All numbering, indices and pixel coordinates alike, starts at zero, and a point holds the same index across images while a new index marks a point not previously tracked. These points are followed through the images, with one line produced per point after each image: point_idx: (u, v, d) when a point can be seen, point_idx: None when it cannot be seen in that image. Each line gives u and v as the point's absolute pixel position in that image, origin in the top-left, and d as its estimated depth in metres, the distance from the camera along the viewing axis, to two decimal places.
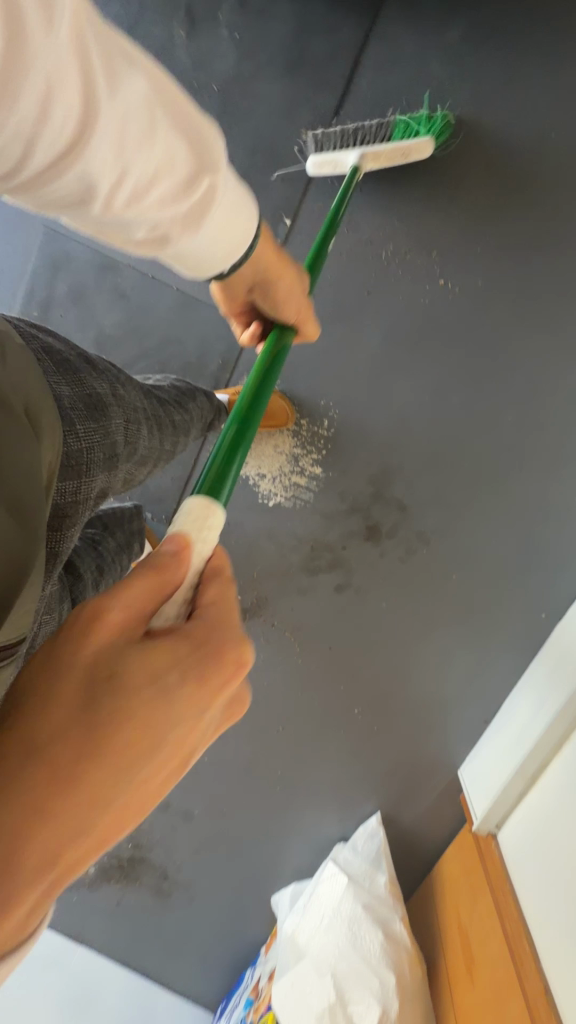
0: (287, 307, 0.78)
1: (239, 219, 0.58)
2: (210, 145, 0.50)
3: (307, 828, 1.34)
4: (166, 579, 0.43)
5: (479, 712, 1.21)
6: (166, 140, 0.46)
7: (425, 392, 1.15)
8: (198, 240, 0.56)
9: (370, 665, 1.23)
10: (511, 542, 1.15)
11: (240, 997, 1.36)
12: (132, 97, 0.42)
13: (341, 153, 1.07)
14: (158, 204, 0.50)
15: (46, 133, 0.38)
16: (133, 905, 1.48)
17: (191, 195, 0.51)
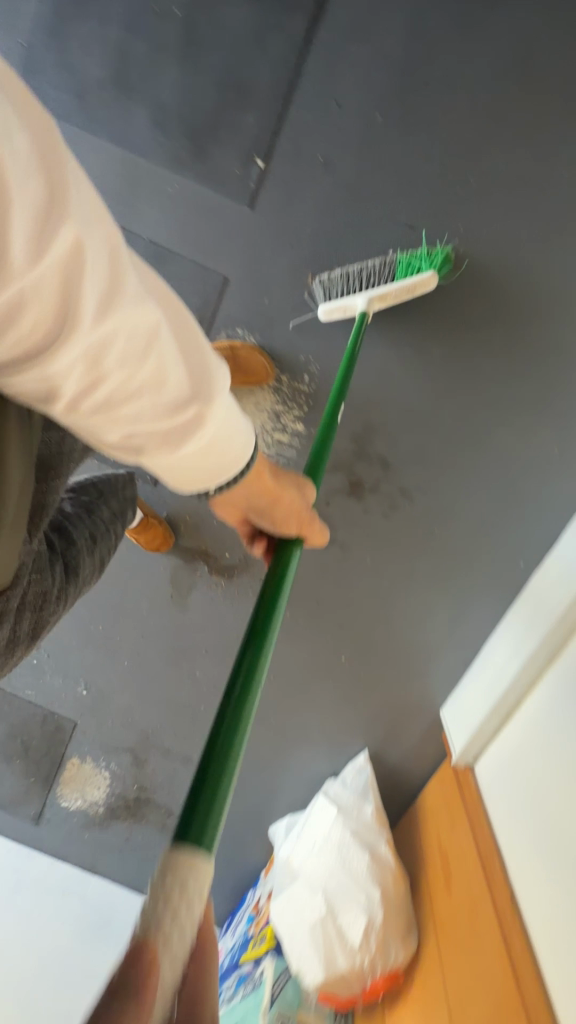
0: (287, 523, 0.71)
1: (230, 452, 0.54)
2: (207, 380, 0.48)
3: (300, 767, 1.44)
4: None
5: (459, 656, 1.27)
6: (159, 361, 0.44)
7: (407, 344, 1.14)
8: (179, 459, 0.50)
9: (356, 616, 1.28)
10: (492, 494, 1.17)
11: (242, 914, 1.50)
12: (127, 323, 0.41)
13: (349, 303, 1.07)
14: (135, 418, 0.46)
15: (12, 327, 0.37)
16: (141, 840, 1.60)
17: (175, 416, 0.47)
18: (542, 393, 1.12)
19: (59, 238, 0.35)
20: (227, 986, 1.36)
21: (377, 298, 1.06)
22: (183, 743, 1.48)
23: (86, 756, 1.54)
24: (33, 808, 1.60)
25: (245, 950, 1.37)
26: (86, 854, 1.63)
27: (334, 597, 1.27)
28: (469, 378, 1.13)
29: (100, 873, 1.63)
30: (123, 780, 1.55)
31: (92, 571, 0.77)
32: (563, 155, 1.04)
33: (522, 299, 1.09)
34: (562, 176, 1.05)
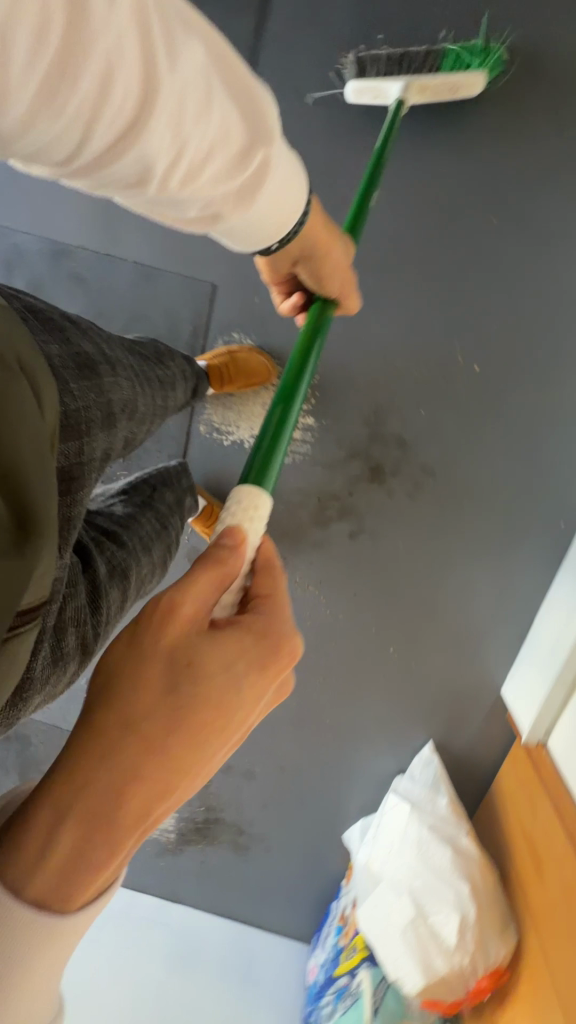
0: (331, 280, 0.78)
1: (285, 196, 0.59)
2: (262, 113, 0.51)
3: (365, 766, 1.40)
4: (222, 568, 0.50)
5: (512, 631, 1.22)
6: (224, 116, 0.48)
7: (405, 320, 1.11)
8: (251, 215, 0.58)
9: (398, 604, 1.24)
10: (521, 459, 1.13)
11: (329, 927, 1.47)
12: (191, 75, 0.44)
13: (383, 78, 1.01)
14: (213, 182, 0.51)
15: (106, 111, 0.41)
16: (216, 860, 1.61)
17: (246, 169, 0.53)
18: (555, 347, 1.08)
19: None
20: (326, 999, 1.33)
21: (415, 85, 1.00)
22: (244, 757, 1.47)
23: None
24: None
25: (338, 961, 1.34)
26: (165, 883, 1.67)
27: (372, 589, 1.24)
28: (476, 344, 1.10)
29: (180, 900, 1.67)
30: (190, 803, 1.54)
31: (142, 570, 0.79)
32: (528, 111, 1.05)
33: (517, 257, 1.07)
34: (533, 131, 1.05)
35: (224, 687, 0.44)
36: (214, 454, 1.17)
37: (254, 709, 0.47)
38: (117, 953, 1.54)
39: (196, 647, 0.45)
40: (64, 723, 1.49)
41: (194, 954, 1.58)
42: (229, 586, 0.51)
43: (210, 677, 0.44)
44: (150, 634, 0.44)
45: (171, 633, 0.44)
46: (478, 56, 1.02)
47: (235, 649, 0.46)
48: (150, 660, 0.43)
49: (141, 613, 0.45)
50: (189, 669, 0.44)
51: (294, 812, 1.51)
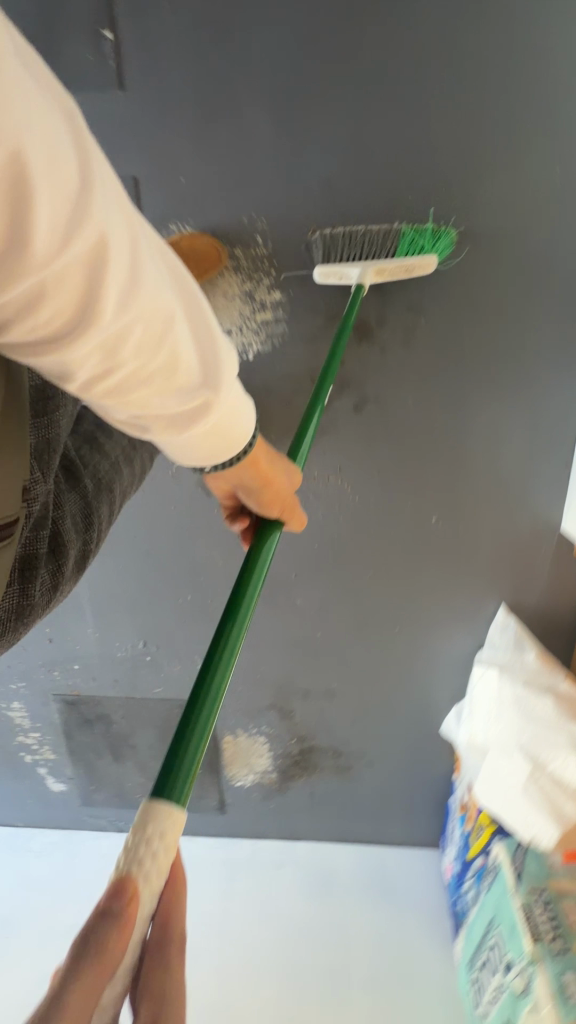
0: (273, 504, 0.76)
1: (233, 429, 0.59)
2: (216, 365, 0.53)
3: (441, 650, 1.35)
4: (105, 967, 0.35)
5: (557, 458, 1.12)
6: (171, 350, 0.49)
7: (347, 149, 0.98)
8: (182, 437, 0.56)
9: (428, 470, 1.16)
10: (513, 266, 1.03)
11: (453, 818, 1.44)
12: (143, 318, 0.45)
13: (345, 266, 0.97)
14: (142, 399, 0.51)
15: (31, 319, 0.41)
16: (325, 789, 1.60)
17: (184, 399, 0.53)
18: (518, 122, 0.95)
19: (87, 236, 0.39)
20: (468, 883, 1.30)
21: (373, 266, 0.97)
22: (320, 679, 1.43)
23: (237, 730, 1.52)
24: (216, 796, 1.64)
25: (470, 845, 1.30)
26: (284, 825, 1.67)
27: (397, 461, 1.16)
28: (433, 151, 0.98)
29: (301, 837, 1.67)
30: (282, 740, 1.52)
31: (125, 482, 0.91)
32: None
33: (451, 28, 0.92)
34: None
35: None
36: None
37: None
38: (259, 896, 1.57)
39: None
40: (137, 692, 1.49)
41: (329, 882, 1.58)
42: (117, 977, 0.37)
43: None
44: None
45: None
46: (432, 237, 1.00)
47: None
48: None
49: None
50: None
51: (385, 719, 1.47)
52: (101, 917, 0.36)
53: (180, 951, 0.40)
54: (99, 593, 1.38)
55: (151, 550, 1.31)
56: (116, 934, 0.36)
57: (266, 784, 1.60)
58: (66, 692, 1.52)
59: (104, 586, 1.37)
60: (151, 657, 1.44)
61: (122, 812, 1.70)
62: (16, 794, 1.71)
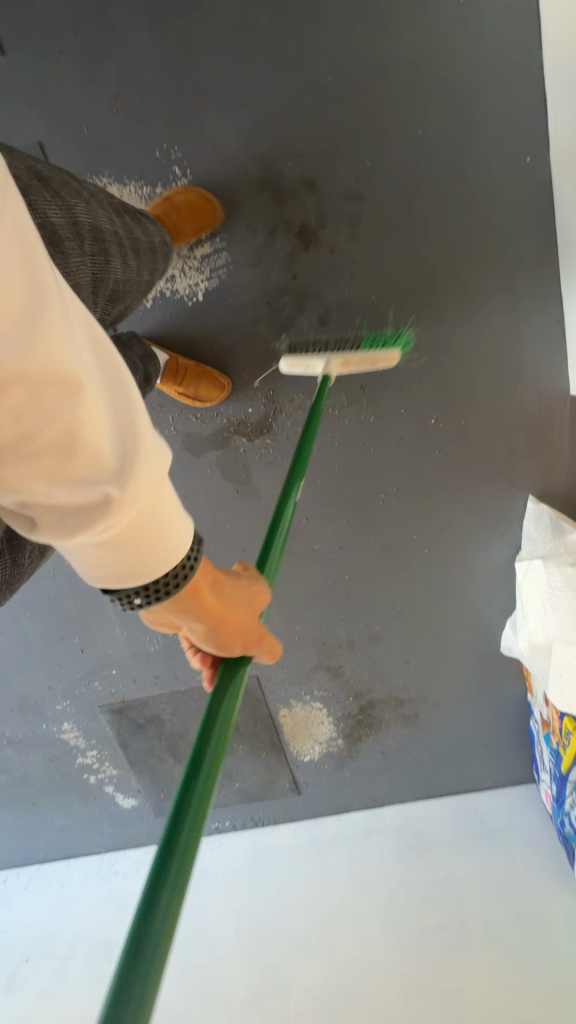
0: (232, 637, 0.64)
1: (157, 532, 0.49)
2: (136, 457, 0.44)
3: (479, 562, 1.26)
4: None
5: (546, 318, 1.04)
6: (71, 424, 0.39)
7: (239, 51, 0.94)
8: (84, 539, 0.44)
9: (413, 370, 1.09)
10: (443, 122, 0.96)
11: (540, 740, 1.33)
12: (27, 378, 0.36)
13: (310, 357, 0.93)
14: (25, 483, 0.39)
15: None
16: (396, 744, 1.52)
17: (87, 488, 0.41)
18: None
19: None
20: (571, 801, 1.18)
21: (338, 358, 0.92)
22: (360, 625, 1.35)
23: (291, 701, 1.46)
24: (288, 778, 1.57)
25: (562, 760, 1.18)
26: (365, 793, 1.60)
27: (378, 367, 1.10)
28: (330, 29, 0.93)
29: (387, 801, 1.61)
30: (339, 701, 1.45)
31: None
32: None
33: None
34: None
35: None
36: (145, 316, 1.08)
37: None
38: (356, 868, 1.47)
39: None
40: (179, 683, 1.45)
41: (425, 839, 1.50)
42: None
43: None
44: None
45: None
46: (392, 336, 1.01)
47: None
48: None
49: None
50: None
51: (439, 653, 1.38)
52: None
53: None
54: None
55: None
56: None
57: (335, 753, 1.53)
58: (111, 700, 1.48)
59: None
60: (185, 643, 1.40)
61: None
62: (90, 818, 1.68)
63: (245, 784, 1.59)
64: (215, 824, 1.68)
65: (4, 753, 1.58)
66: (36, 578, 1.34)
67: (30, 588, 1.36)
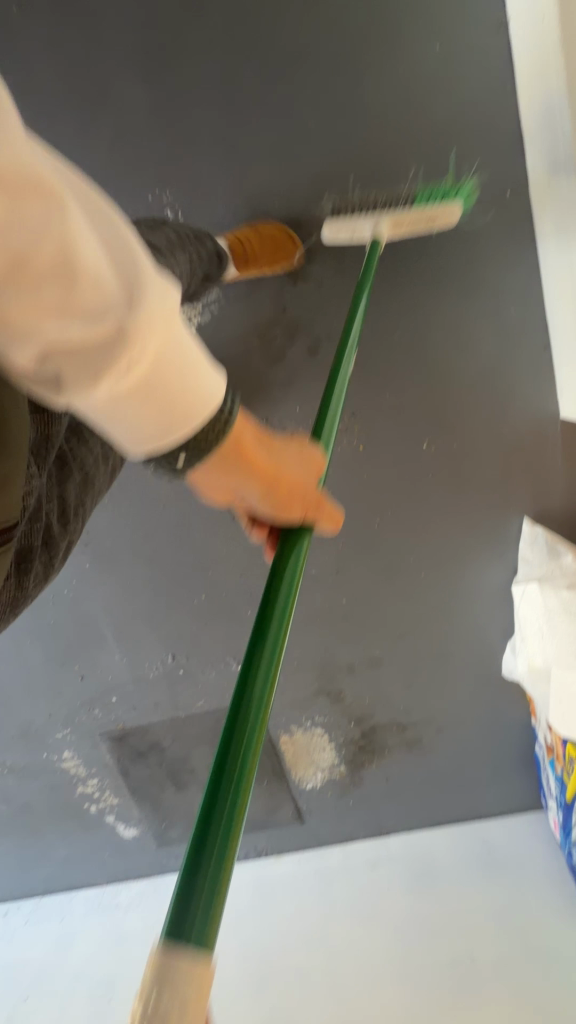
0: (289, 496, 0.60)
1: (184, 383, 0.44)
2: (140, 283, 0.39)
3: (476, 584, 1.26)
4: None
5: (533, 344, 1.06)
6: (65, 245, 0.36)
7: (226, 101, 0.98)
8: (109, 392, 0.41)
9: (403, 396, 1.11)
10: (424, 161, 0.99)
11: (545, 766, 1.30)
12: (8, 194, 0.34)
13: (357, 219, 0.97)
14: (34, 324, 0.37)
15: None
16: (400, 770, 1.49)
17: (97, 319, 0.38)
18: (385, 25, 0.95)
19: None
20: None
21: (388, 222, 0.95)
22: (359, 649, 1.34)
23: (292, 727, 1.44)
24: (291, 805, 1.55)
25: (567, 788, 1.16)
26: (370, 821, 1.57)
27: (369, 394, 1.11)
28: (312, 78, 0.97)
29: (393, 830, 1.57)
30: (341, 726, 1.43)
31: (103, 479, 0.87)
32: None
33: None
34: None
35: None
36: None
37: None
38: (361, 901, 1.43)
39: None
40: (179, 709, 1.44)
41: (431, 869, 1.46)
42: None
43: None
44: None
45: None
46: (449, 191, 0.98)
47: None
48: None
49: None
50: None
51: (440, 676, 1.37)
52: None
53: None
54: (115, 615, 1.35)
55: (155, 555, 1.29)
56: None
57: (338, 780, 1.51)
58: (111, 728, 1.47)
59: (118, 607, 1.34)
60: (184, 670, 1.39)
61: None
62: (91, 849, 1.65)
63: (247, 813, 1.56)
64: None
65: (5, 783, 1.56)
66: (36, 606, 1.35)
67: (30, 616, 1.37)
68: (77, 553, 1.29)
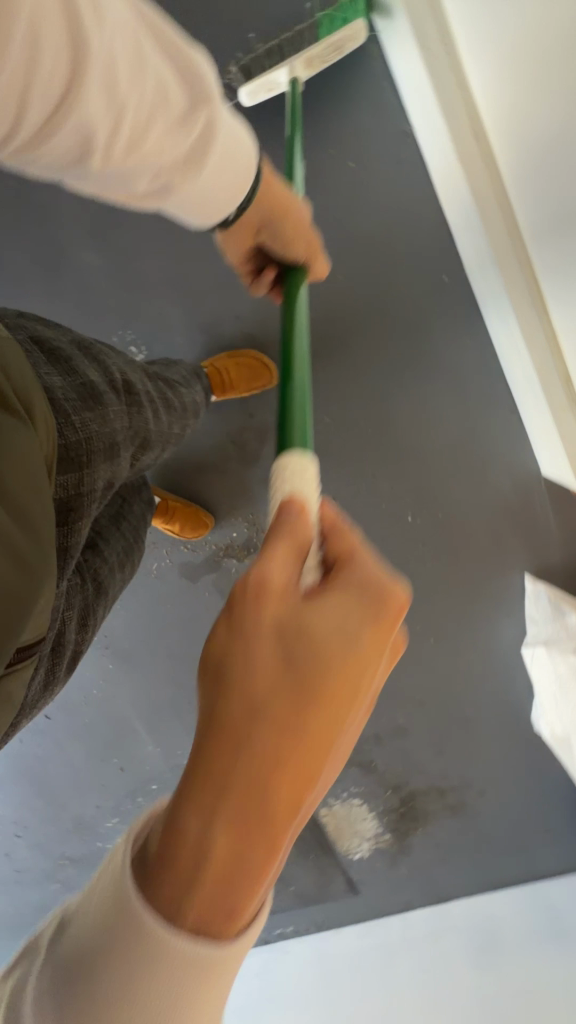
0: (296, 243, 0.71)
1: (237, 167, 0.56)
2: (194, 70, 0.46)
3: (488, 642, 1.23)
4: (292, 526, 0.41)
5: (498, 406, 1.07)
6: (157, 74, 0.44)
7: (168, 245, 1.07)
8: (196, 188, 0.55)
9: (379, 474, 1.13)
10: (358, 259, 1.03)
11: None
12: (118, 38, 0.40)
13: (271, 69, 0.92)
14: (157, 151, 0.48)
15: (37, 83, 0.37)
16: (448, 834, 1.45)
17: (188, 129, 0.49)
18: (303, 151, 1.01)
19: None
20: None
21: (302, 63, 0.92)
22: (383, 717, 1.34)
23: (329, 799, 1.44)
24: (342, 877, 1.53)
25: None
26: (426, 887, 1.52)
27: (346, 478, 1.14)
28: None
29: (452, 896, 1.51)
30: (379, 795, 1.41)
31: (119, 587, 0.78)
32: None
33: None
34: None
35: (318, 679, 0.35)
36: None
37: (372, 668, 0.37)
38: None
39: (296, 621, 0.36)
40: None
41: None
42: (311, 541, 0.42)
43: (320, 651, 0.35)
44: (240, 629, 0.36)
45: (257, 623, 0.36)
46: None
47: (344, 606, 0.38)
48: (245, 643, 0.35)
49: (223, 607, 0.37)
50: (298, 649, 0.35)
51: (470, 736, 1.33)
52: (281, 514, 0.42)
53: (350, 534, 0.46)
54: (143, 709, 1.41)
55: (168, 651, 1.34)
56: (300, 519, 0.42)
57: (385, 849, 1.48)
58: None
59: (145, 701, 1.40)
60: None
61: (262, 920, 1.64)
62: None
63: (301, 887, 1.56)
64: (278, 930, 1.65)
65: (68, 876, 1.63)
66: (70, 708, 1.43)
67: (65, 719, 1.45)
68: (99, 657, 1.35)
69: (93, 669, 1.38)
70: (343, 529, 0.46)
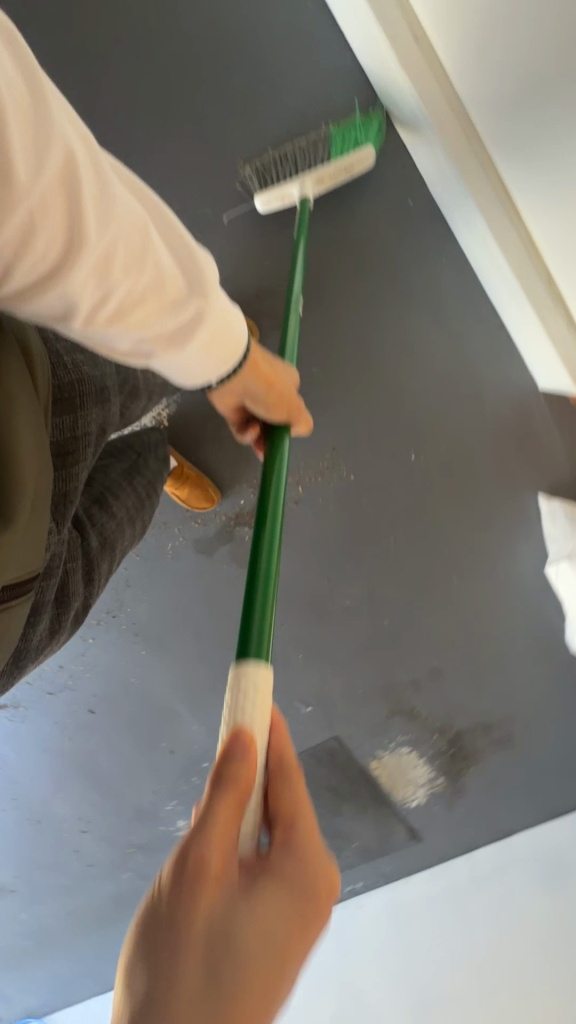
0: (280, 407, 0.75)
1: (231, 342, 0.61)
2: (194, 266, 0.54)
3: (512, 571, 1.22)
4: (237, 780, 0.41)
5: (482, 327, 1.07)
6: (155, 262, 0.50)
7: None
8: (181, 360, 0.59)
9: (376, 418, 1.12)
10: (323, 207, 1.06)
11: None
12: (120, 234, 0.46)
13: (285, 182, 1.00)
14: (142, 324, 0.53)
15: (29, 256, 0.41)
16: (501, 769, 1.45)
17: (177, 312, 0.54)
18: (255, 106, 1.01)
19: (53, 154, 0.39)
20: None
21: (313, 180, 1.00)
22: (418, 663, 1.34)
23: (378, 752, 1.45)
24: (403, 827, 1.55)
25: None
26: (488, 826, 1.52)
27: (344, 428, 1.13)
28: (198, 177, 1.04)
29: (515, 832, 1.51)
30: (427, 741, 1.42)
31: (129, 541, 0.84)
32: None
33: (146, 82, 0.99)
34: None
35: (236, 1001, 0.36)
36: None
37: (288, 965, 0.39)
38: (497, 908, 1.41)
39: (228, 907, 0.38)
40: None
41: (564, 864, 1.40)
42: (256, 793, 0.43)
43: (245, 950, 0.37)
44: (176, 909, 0.37)
45: (191, 913, 0.37)
46: (360, 126, 1.00)
47: (273, 893, 0.40)
48: (179, 933, 0.37)
49: (160, 878, 0.39)
50: (229, 940, 0.37)
51: (508, 668, 1.33)
52: (226, 758, 0.42)
53: (298, 779, 0.47)
54: (183, 690, 1.43)
55: (197, 628, 1.35)
56: (245, 765, 0.42)
57: (441, 793, 1.49)
58: None
59: (183, 681, 1.42)
60: None
61: (331, 884, 1.66)
62: None
63: (364, 844, 1.58)
64: (349, 893, 1.65)
65: (138, 863, 1.68)
66: (112, 702, 1.45)
67: (108, 713, 1.47)
68: (132, 645, 1.38)
69: (127, 659, 1.40)
70: (293, 772, 0.47)
